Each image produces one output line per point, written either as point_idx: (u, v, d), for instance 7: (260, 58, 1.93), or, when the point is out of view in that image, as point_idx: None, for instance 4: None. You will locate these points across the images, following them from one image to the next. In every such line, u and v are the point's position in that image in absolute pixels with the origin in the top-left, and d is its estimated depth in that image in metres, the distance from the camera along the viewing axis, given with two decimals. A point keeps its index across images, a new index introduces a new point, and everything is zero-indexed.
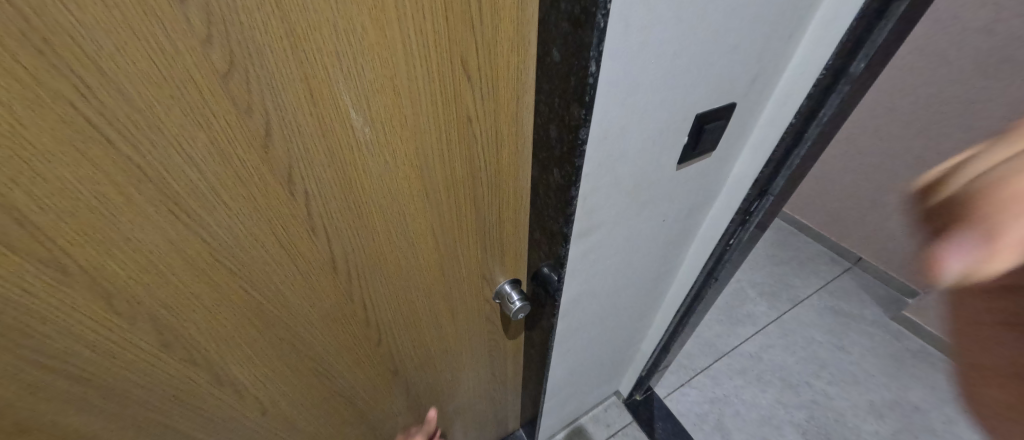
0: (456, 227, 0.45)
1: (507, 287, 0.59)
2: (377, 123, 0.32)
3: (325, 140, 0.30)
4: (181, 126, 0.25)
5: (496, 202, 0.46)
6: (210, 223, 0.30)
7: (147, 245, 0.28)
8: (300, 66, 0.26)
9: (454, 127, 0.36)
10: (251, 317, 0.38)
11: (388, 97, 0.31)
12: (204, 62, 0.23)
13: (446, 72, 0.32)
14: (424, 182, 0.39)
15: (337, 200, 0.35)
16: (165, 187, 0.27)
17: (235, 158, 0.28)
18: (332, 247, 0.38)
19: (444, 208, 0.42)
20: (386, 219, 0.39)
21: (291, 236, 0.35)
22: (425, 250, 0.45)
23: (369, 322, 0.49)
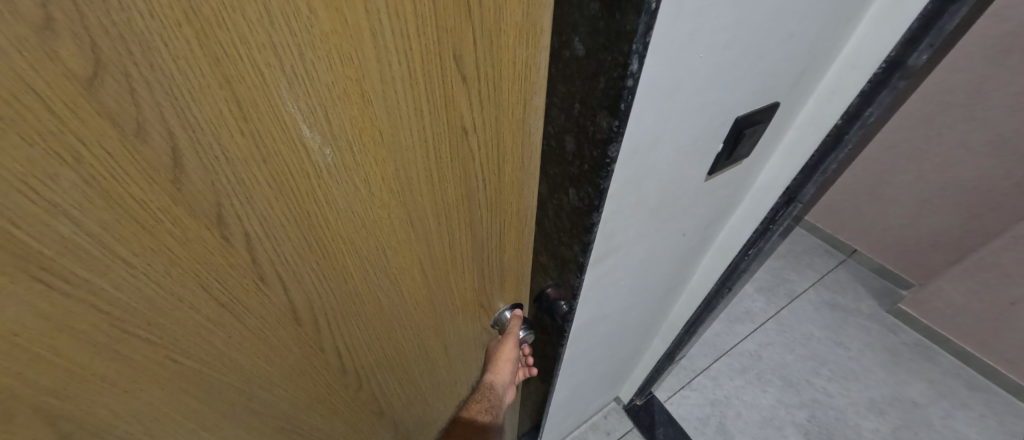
0: (448, 257, 0.38)
1: (506, 314, 0.52)
2: (341, 142, 0.24)
3: (269, 166, 0.22)
4: (27, 160, 0.16)
5: (495, 224, 0.38)
6: (106, 286, 0.21)
7: (8, 326, 0.20)
8: (219, 66, 0.18)
9: (445, 142, 0.28)
10: (188, 388, 0.30)
11: (354, 107, 0.23)
12: (49, 61, 0.15)
13: (433, 72, 0.24)
14: (407, 211, 0.30)
15: (292, 241, 0.26)
16: (19, 248, 0.18)
17: (129, 201, 0.19)
18: (290, 296, 0.30)
19: (434, 238, 0.34)
20: (360, 258, 0.31)
21: (232, 290, 0.26)
22: (411, 286, 0.37)
23: (346, 369, 0.41)
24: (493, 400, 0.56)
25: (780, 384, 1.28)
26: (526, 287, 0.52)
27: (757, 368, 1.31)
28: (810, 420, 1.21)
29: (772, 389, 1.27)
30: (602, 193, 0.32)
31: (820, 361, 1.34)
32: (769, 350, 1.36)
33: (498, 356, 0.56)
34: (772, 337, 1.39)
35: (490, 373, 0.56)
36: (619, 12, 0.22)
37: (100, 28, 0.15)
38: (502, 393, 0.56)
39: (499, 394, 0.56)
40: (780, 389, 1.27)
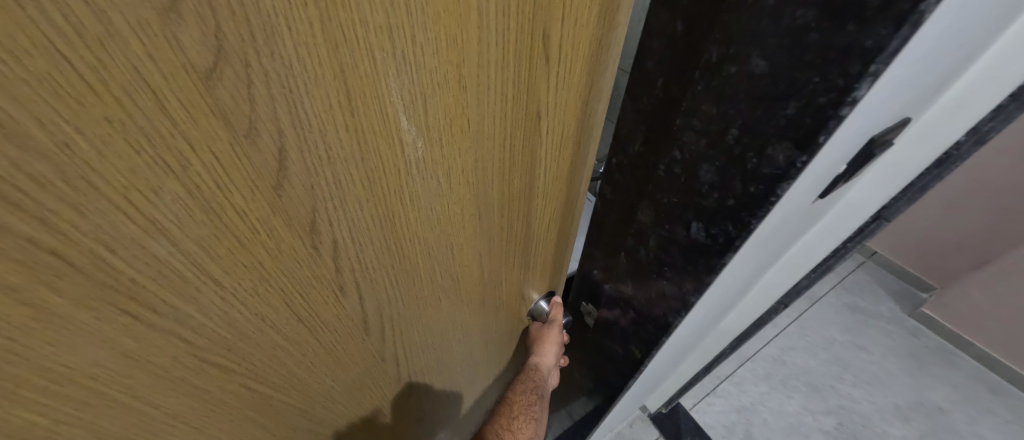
0: (505, 251, 0.37)
1: (543, 303, 0.52)
2: (433, 133, 0.22)
3: (367, 166, 0.20)
4: (131, 172, 0.14)
5: (546, 212, 0.38)
6: (192, 313, 0.19)
7: (86, 368, 0.17)
8: (336, 52, 0.16)
9: (522, 131, 0.27)
10: (257, 417, 0.27)
11: (451, 96, 0.21)
12: (169, 49, 0.12)
13: (523, 55, 0.23)
14: (478, 205, 0.29)
15: (375, 245, 0.25)
16: (110, 276, 0.15)
17: (229, 213, 0.17)
18: (364, 306, 0.28)
19: (497, 232, 0.34)
20: (432, 257, 0.30)
21: (313, 305, 0.24)
22: (469, 284, 0.36)
23: (400, 378, 0.39)
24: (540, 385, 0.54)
25: (805, 390, 1.38)
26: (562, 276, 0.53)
27: (781, 373, 1.41)
28: (837, 426, 1.30)
29: (796, 395, 1.36)
30: (746, 231, 0.33)
31: (842, 366, 1.44)
32: (791, 355, 1.46)
33: (544, 340, 0.54)
34: (793, 342, 1.50)
35: (536, 356, 0.54)
36: (859, 27, 0.22)
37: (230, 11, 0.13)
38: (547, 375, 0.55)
39: (542, 380, 0.54)
40: (805, 395, 1.37)
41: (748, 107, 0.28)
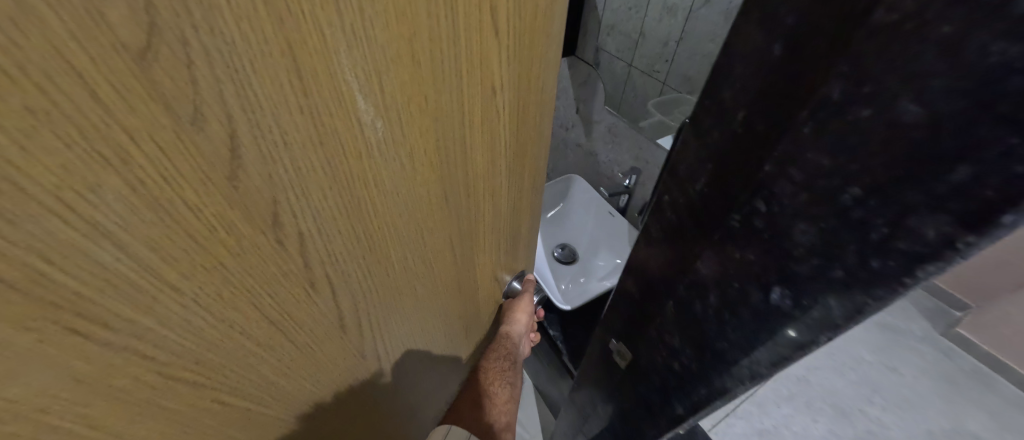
0: (476, 231, 0.37)
1: (516, 283, 0.53)
2: (391, 112, 0.22)
3: (326, 148, 0.20)
4: (64, 170, 0.12)
5: (511, 189, 0.39)
6: (150, 325, 0.17)
7: (34, 397, 0.15)
8: (282, 27, 0.15)
9: (479, 106, 0.27)
10: (235, 433, 0.25)
11: (405, 71, 0.21)
12: (94, 28, 0.11)
13: (473, 27, 0.23)
14: (444, 185, 0.29)
15: (342, 234, 0.24)
16: (52, 290, 0.14)
17: (181, 209, 0.16)
18: (339, 301, 0.27)
19: (466, 212, 0.34)
20: (404, 243, 0.29)
21: (283, 304, 0.23)
22: (443, 267, 0.36)
23: (383, 375, 0.38)
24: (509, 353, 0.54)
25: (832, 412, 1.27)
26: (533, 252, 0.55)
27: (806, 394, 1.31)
28: None
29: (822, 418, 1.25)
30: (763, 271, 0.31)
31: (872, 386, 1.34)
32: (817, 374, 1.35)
33: (513, 309, 0.55)
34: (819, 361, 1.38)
35: (506, 325, 0.54)
36: None
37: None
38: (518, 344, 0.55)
39: (513, 346, 0.55)
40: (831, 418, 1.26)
41: (836, 156, 0.20)
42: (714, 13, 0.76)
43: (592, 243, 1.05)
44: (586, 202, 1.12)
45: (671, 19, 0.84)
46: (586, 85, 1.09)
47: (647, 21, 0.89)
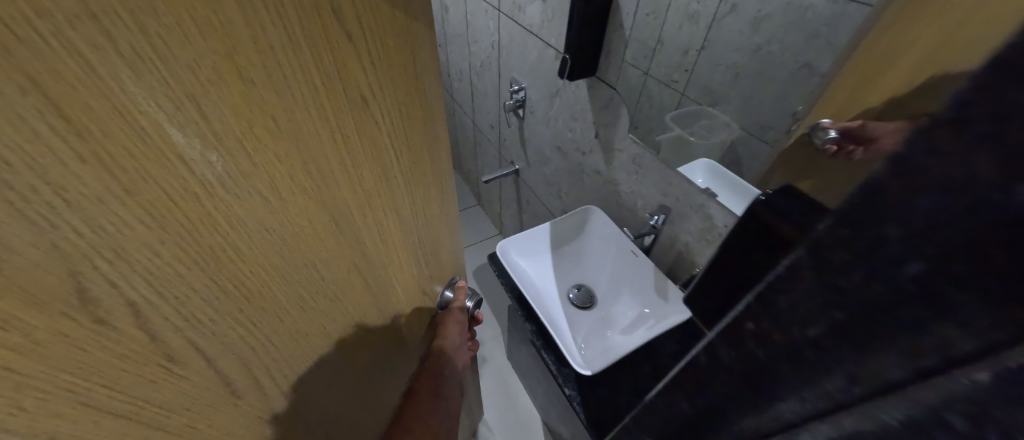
0: (386, 252, 0.34)
1: (447, 292, 0.52)
2: (228, 141, 0.18)
3: (144, 196, 0.16)
4: None
5: (417, 201, 0.37)
6: None
7: None
8: (16, 62, 0.12)
9: (349, 120, 0.25)
10: None
11: (234, 93, 0.18)
12: None
13: (317, 35, 0.20)
14: (330, 212, 0.26)
15: (201, 290, 0.20)
16: None
17: None
18: (220, 365, 0.23)
19: (366, 236, 0.31)
20: (293, 283, 0.26)
21: (135, 388, 0.19)
22: (354, 298, 0.33)
23: (309, 425, 0.35)
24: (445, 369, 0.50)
25: None
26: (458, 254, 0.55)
27: None
28: None
29: None
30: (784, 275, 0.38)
31: None
32: None
33: (444, 321, 0.52)
34: None
35: (439, 338, 0.51)
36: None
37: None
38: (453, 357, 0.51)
39: (447, 364, 0.51)
40: None
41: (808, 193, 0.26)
42: (739, 22, 0.54)
43: (617, 285, 0.86)
44: (606, 236, 0.92)
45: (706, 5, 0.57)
46: (575, 119, 0.92)
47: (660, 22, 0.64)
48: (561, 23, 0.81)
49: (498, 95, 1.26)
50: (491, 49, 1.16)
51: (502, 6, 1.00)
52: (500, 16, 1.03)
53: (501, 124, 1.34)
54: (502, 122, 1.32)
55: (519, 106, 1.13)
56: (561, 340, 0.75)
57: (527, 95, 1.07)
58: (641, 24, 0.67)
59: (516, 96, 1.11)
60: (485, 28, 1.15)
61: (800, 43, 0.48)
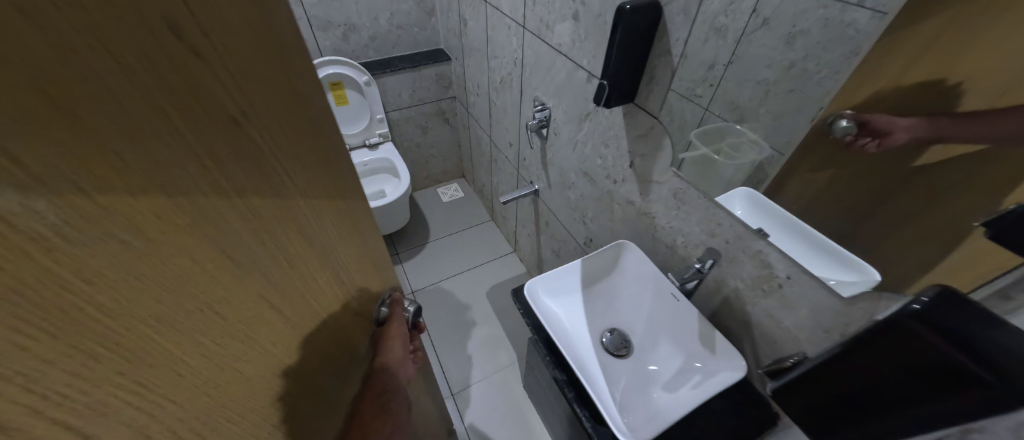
0: (298, 277, 0.31)
1: (384, 305, 0.49)
2: (59, 184, 0.15)
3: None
4: None
5: (327, 215, 0.34)
6: None
7: None
8: None
9: (217, 139, 0.22)
10: None
11: (57, 127, 0.14)
12: None
13: (142, 43, 0.17)
14: (216, 244, 0.23)
15: (64, 359, 0.16)
16: None
17: None
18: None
19: (268, 264, 0.27)
20: (183, 337, 0.21)
21: None
22: (269, 338, 0.29)
23: None
24: (389, 386, 0.45)
25: None
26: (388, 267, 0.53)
27: None
28: None
29: None
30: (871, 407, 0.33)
31: None
32: None
33: (386, 335, 0.48)
34: None
35: (380, 355, 0.47)
36: None
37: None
38: (398, 372, 0.47)
39: (393, 379, 0.47)
40: None
41: None
42: (770, 37, 0.49)
43: (653, 331, 0.73)
44: (640, 276, 0.78)
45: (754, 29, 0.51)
46: (607, 145, 0.87)
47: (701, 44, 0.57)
48: (595, 43, 0.79)
49: (521, 114, 1.24)
50: (515, 65, 1.15)
51: (529, 24, 1.00)
52: (527, 35, 1.03)
53: (522, 143, 1.31)
54: (524, 142, 1.29)
55: (543, 124, 1.10)
56: (592, 389, 0.63)
57: (552, 113, 1.05)
58: (687, 48, 0.59)
59: (540, 114, 1.08)
60: (508, 47, 1.15)
61: (840, 55, 0.43)
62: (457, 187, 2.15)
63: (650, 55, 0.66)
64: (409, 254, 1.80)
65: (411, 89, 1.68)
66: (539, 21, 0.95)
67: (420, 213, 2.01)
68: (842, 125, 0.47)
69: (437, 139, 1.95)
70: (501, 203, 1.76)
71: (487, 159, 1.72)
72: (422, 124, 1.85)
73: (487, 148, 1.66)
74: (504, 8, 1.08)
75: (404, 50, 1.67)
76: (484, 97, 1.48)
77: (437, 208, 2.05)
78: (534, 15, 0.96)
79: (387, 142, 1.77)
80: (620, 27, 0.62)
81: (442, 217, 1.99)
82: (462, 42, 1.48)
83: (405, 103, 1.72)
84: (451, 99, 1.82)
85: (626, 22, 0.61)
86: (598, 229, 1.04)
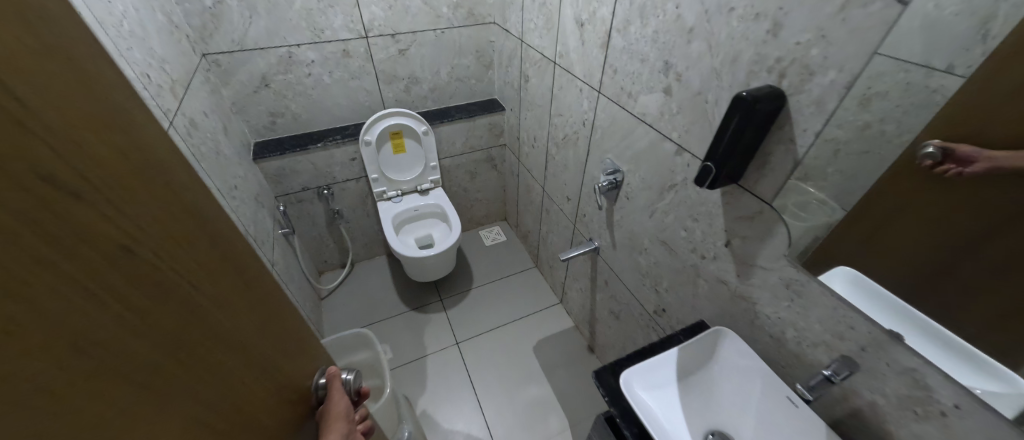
0: (200, 362, 0.32)
1: (321, 380, 0.54)
2: None
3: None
4: None
5: (223, 291, 0.36)
6: None
7: None
8: None
9: (86, 256, 0.23)
10: None
11: None
12: None
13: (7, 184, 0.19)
14: (100, 353, 0.24)
15: None
16: None
17: None
18: None
19: (167, 348, 0.29)
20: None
21: None
22: (184, 414, 0.30)
23: None
24: None
25: None
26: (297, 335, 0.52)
27: None
28: None
29: None
30: None
31: None
32: None
33: (327, 410, 0.52)
34: None
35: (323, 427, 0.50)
36: None
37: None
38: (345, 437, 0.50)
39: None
40: None
41: None
42: (850, 99, 0.50)
43: (764, 434, 0.66)
44: (744, 368, 0.72)
45: (874, 109, 0.49)
46: (695, 219, 0.83)
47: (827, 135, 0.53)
48: (690, 120, 0.76)
49: (584, 172, 1.22)
50: (583, 126, 1.15)
51: (605, 90, 0.99)
52: (601, 99, 1.02)
53: (583, 199, 1.28)
54: (586, 199, 1.26)
55: (613, 187, 1.07)
56: None
57: (625, 176, 1.03)
58: (815, 138, 0.56)
59: (610, 177, 1.06)
60: (577, 108, 1.15)
61: None
62: (499, 231, 2.14)
63: (763, 140, 0.63)
64: (453, 301, 1.76)
65: (465, 137, 1.71)
66: (619, 89, 0.94)
67: (465, 257, 1.99)
68: (926, 151, 0.49)
69: (484, 183, 1.96)
70: (549, 253, 1.71)
71: (537, 208, 1.69)
72: (472, 169, 1.86)
73: (538, 197, 1.64)
74: (576, 71, 1.09)
75: (461, 100, 1.71)
76: (541, 149, 1.47)
77: (480, 252, 2.02)
78: (613, 83, 0.96)
79: (437, 188, 1.78)
80: (737, 116, 0.59)
81: (485, 262, 1.96)
82: (520, 95, 1.50)
83: (458, 150, 1.74)
84: (502, 147, 1.83)
85: (746, 112, 0.58)
86: (674, 300, 0.98)
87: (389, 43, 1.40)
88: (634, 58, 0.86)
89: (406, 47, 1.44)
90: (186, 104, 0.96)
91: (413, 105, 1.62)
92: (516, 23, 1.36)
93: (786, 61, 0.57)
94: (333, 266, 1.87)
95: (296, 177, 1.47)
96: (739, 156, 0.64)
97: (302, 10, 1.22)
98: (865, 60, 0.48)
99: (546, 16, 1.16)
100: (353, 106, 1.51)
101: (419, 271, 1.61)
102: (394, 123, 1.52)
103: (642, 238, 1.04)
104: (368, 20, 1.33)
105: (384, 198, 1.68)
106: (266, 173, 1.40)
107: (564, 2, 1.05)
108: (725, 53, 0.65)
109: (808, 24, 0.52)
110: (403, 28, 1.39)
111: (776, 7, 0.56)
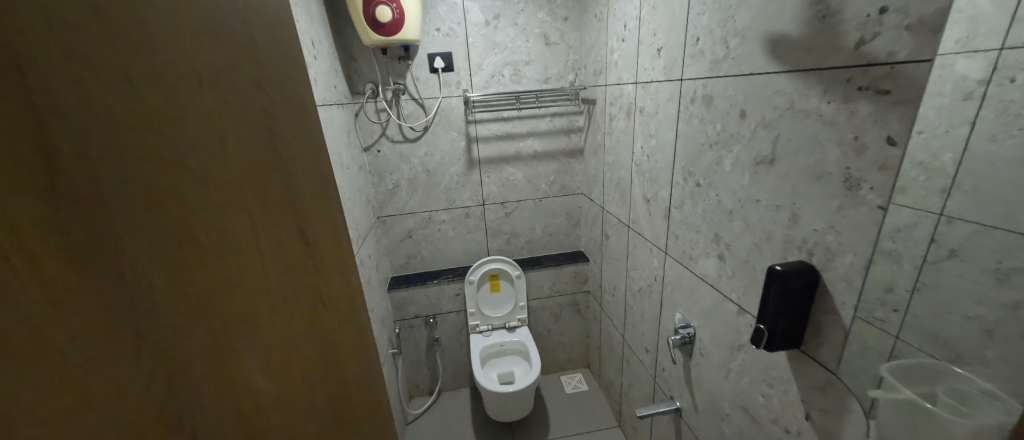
0: (318, 251, 0.62)
1: None
2: (265, 158, 0.50)
3: (250, 185, 0.47)
4: None
5: (333, 234, 0.69)
6: None
7: None
8: (237, 118, 0.46)
9: (299, 169, 0.59)
10: None
11: (268, 141, 0.51)
12: None
13: (290, 133, 0.57)
14: (293, 210, 0.56)
15: (251, 211, 0.47)
16: None
17: None
18: (258, 254, 0.48)
19: (310, 229, 0.60)
20: (279, 233, 0.52)
21: (236, 244, 0.44)
22: (305, 262, 0.58)
23: (297, 359, 0.54)
24: None
25: None
26: (372, 348, 0.82)
27: None
28: None
29: None
30: None
31: None
32: None
33: None
34: None
35: None
36: None
37: (167, 281, 0.36)
38: None
39: None
40: None
41: None
42: (970, 269, 0.43)
43: None
44: None
45: None
46: (769, 384, 0.82)
47: (864, 310, 0.58)
48: (745, 283, 0.85)
49: (660, 325, 1.27)
50: (656, 280, 1.26)
51: (671, 252, 1.14)
52: (669, 259, 1.16)
53: (661, 352, 1.29)
54: (663, 352, 1.27)
55: (686, 342, 1.10)
56: None
57: (696, 332, 1.06)
58: (855, 311, 0.60)
59: (682, 332, 1.10)
60: (649, 264, 1.30)
61: None
62: (581, 378, 2.09)
63: (811, 308, 0.68)
64: None
65: (552, 282, 1.92)
66: (682, 252, 1.08)
67: (543, 403, 1.96)
68: None
69: (568, 326, 2.05)
70: (632, 410, 1.60)
71: (617, 357, 1.69)
72: (557, 312, 2.01)
73: (619, 346, 1.66)
74: (646, 235, 1.28)
75: (551, 251, 2.00)
76: (620, 299, 1.58)
77: (559, 400, 1.97)
78: (677, 246, 1.11)
79: (523, 326, 1.94)
80: (773, 283, 0.67)
81: (564, 412, 1.89)
82: (602, 249, 1.72)
83: (545, 294, 1.95)
84: (587, 292, 1.97)
85: (782, 284, 0.67)
86: None
87: (498, 208, 1.85)
88: (691, 229, 1.03)
89: (511, 210, 1.86)
90: (361, 249, 1.42)
91: (511, 253, 1.96)
92: (599, 195, 1.68)
93: (811, 243, 0.67)
94: (423, 392, 2.02)
95: (412, 306, 1.81)
96: (791, 324, 0.68)
97: (444, 189, 1.76)
98: (871, 249, 0.57)
99: (621, 192, 1.44)
100: (465, 252, 1.91)
101: (496, 408, 1.65)
102: (494, 267, 1.84)
103: (722, 402, 0.99)
104: (487, 193, 1.81)
105: (477, 331, 1.90)
106: (393, 300, 1.78)
107: (633, 184, 1.34)
108: (761, 231, 0.78)
109: (820, 217, 0.65)
110: (510, 198, 1.84)
111: (791, 203, 0.70)
